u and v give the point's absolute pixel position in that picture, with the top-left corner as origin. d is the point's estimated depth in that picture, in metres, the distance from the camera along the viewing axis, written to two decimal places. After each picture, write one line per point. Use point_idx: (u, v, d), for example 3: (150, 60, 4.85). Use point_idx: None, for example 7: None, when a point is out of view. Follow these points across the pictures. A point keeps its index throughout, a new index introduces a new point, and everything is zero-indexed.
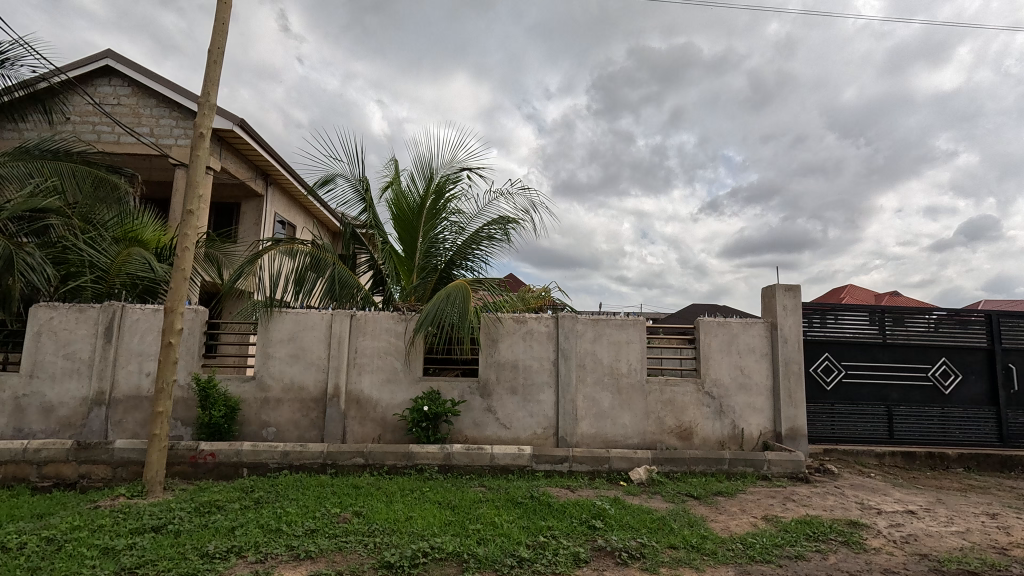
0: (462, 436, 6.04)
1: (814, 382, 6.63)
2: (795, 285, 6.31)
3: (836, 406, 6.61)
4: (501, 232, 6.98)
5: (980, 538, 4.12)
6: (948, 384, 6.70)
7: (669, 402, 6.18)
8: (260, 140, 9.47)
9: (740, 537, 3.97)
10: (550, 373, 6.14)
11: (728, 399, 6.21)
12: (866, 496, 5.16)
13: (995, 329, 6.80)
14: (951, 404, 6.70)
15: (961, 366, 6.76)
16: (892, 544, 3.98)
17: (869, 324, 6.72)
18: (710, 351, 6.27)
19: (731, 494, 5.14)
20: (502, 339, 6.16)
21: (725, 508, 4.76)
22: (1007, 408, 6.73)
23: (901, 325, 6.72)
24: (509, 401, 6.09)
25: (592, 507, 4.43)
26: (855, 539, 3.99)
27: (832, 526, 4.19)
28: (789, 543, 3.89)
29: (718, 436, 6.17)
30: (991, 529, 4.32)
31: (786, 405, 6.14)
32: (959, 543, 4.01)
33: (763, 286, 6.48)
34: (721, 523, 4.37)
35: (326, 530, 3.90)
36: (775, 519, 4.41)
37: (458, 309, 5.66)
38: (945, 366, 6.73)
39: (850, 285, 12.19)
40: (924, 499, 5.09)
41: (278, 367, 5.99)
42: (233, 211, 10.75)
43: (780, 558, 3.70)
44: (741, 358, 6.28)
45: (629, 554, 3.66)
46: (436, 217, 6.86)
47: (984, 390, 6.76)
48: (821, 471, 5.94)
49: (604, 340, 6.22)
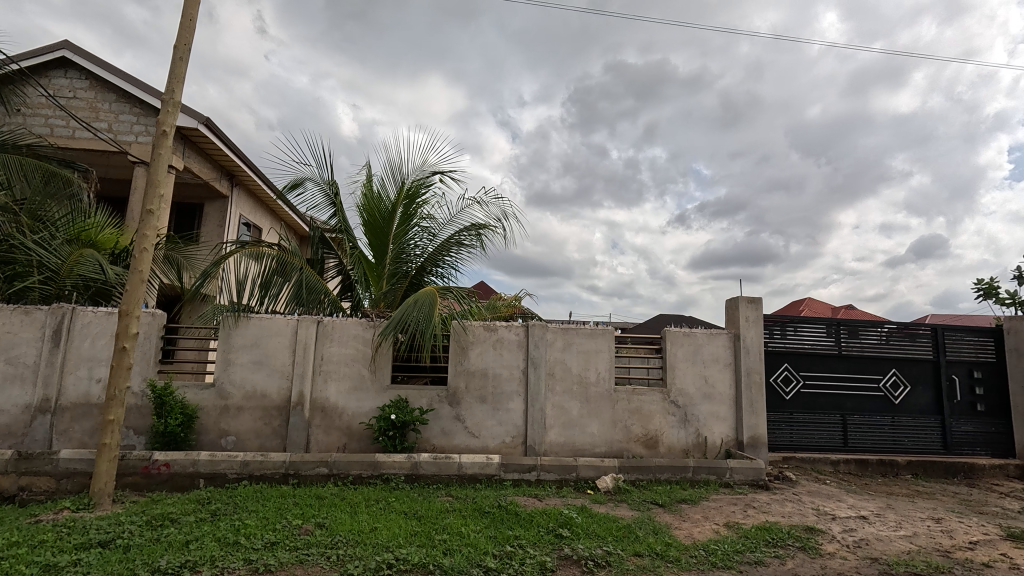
0: (430, 445, 5.98)
1: (774, 392, 6.85)
2: (757, 297, 6.54)
3: (794, 415, 6.84)
4: (472, 239, 6.99)
5: (926, 541, 4.32)
6: (898, 394, 7.03)
7: (636, 411, 6.27)
8: (226, 140, 9.21)
9: (703, 544, 4.05)
10: (520, 382, 6.15)
11: (693, 407, 6.35)
12: (822, 502, 5.34)
13: (940, 342, 7.18)
14: (900, 413, 7.02)
15: (910, 377, 7.11)
16: (845, 548, 4.14)
17: (826, 335, 6.99)
18: (676, 360, 6.40)
19: (694, 501, 5.24)
20: (471, 347, 6.13)
21: (688, 515, 4.85)
22: (951, 417, 7.09)
23: (855, 336, 7.03)
24: (478, 409, 6.06)
25: (559, 516, 4.45)
26: (811, 544, 4.13)
27: (790, 532, 4.33)
28: (749, 549, 3.99)
29: (683, 445, 6.30)
30: (935, 533, 4.54)
31: (747, 414, 6.34)
32: (907, 547, 4.19)
33: (727, 298, 6.69)
34: (685, 530, 4.45)
35: (286, 543, 3.78)
36: (736, 526, 4.52)
37: (424, 313, 5.58)
38: (895, 377, 7.07)
39: (809, 299, 12.67)
40: (875, 505, 5.30)
41: (240, 374, 5.81)
42: (195, 212, 10.40)
43: (741, 564, 3.79)
44: (706, 368, 6.44)
45: (595, 562, 3.69)
46: (408, 222, 6.81)
47: (930, 400, 7.12)
48: (780, 478, 6.11)
49: (573, 349, 6.28)
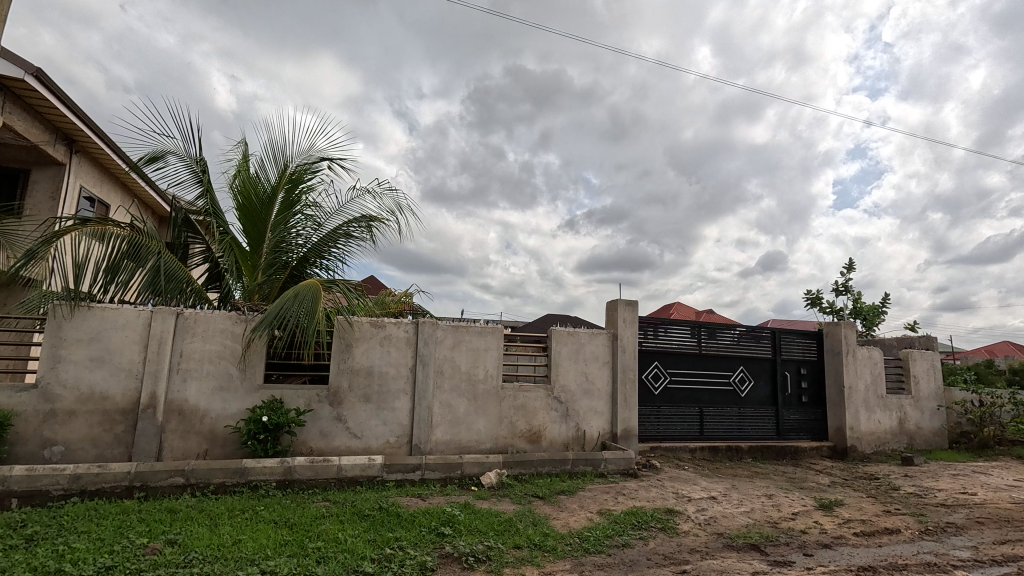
0: (306, 447, 5.62)
1: (644, 387, 7.47)
2: (634, 300, 7.09)
3: (660, 408, 7.52)
4: (362, 231, 6.68)
5: (760, 515, 5.00)
6: (744, 388, 8.06)
7: (522, 407, 6.46)
8: (64, 97, 7.82)
9: (577, 532, 4.29)
10: (407, 379, 6.01)
11: (574, 403, 6.70)
12: (680, 486, 5.94)
13: (777, 343, 8.36)
14: (745, 405, 8.05)
15: (754, 373, 8.18)
16: (698, 526, 4.64)
17: (690, 336, 7.79)
18: (560, 358, 6.71)
19: (571, 492, 5.54)
20: (356, 344, 5.87)
21: (566, 506, 5.11)
22: (783, 407, 8.28)
23: (712, 338, 7.92)
24: (361, 409, 5.82)
25: (442, 514, 4.43)
26: (670, 525, 4.58)
27: (653, 515, 4.75)
28: (618, 533, 4.31)
29: (564, 439, 6.62)
30: (768, 507, 5.28)
31: (621, 408, 6.84)
32: (745, 521, 4.82)
33: (608, 300, 7.16)
34: (562, 520, 4.68)
35: (126, 566, 3.30)
36: (607, 512, 4.86)
37: (306, 308, 5.22)
38: (742, 373, 8.09)
39: (677, 303, 14.02)
40: (722, 486, 6.02)
41: (72, 373, 4.96)
42: (18, 180, 8.70)
43: (610, 548, 4.07)
44: (587, 366, 6.83)
45: (475, 557, 3.73)
46: (290, 209, 6.33)
47: (768, 393, 8.25)
48: (647, 466, 6.68)
49: (462, 347, 6.29)
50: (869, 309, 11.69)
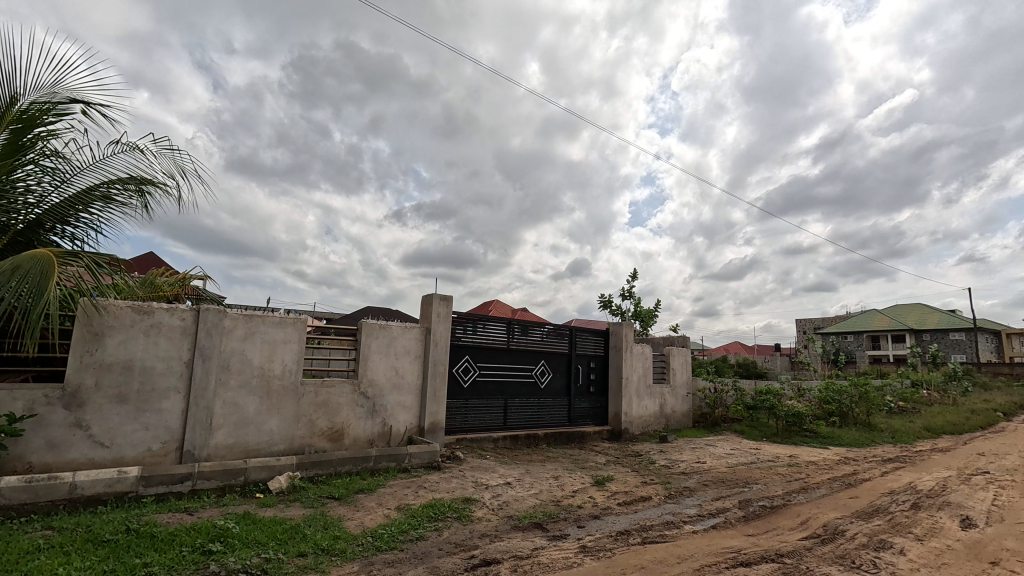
0: (23, 463, 4.37)
1: (454, 381, 7.63)
2: (448, 296, 7.21)
3: (468, 401, 7.77)
4: (128, 194, 5.47)
5: (546, 495, 5.51)
6: (543, 381, 8.83)
7: (323, 404, 6.04)
8: None
9: (370, 531, 4.16)
10: (180, 376, 5.12)
11: (381, 398, 6.53)
12: (479, 475, 6.21)
13: (574, 340, 9.36)
14: (544, 396, 8.82)
15: (552, 367, 9.02)
16: (490, 511, 4.90)
17: (500, 332, 8.21)
18: (370, 352, 6.45)
19: (371, 490, 5.37)
20: (110, 333, 4.79)
21: (363, 505, 4.92)
22: (575, 397, 9.29)
23: (519, 334, 8.50)
24: (112, 412, 4.77)
25: (212, 529, 3.87)
26: (465, 513, 4.74)
27: (450, 505, 4.87)
28: (413, 527, 4.31)
29: (368, 435, 6.39)
30: (553, 488, 5.84)
31: (430, 402, 6.91)
32: (532, 502, 5.25)
33: (423, 294, 7.17)
34: (356, 520, 4.49)
35: None
36: (405, 507, 4.83)
37: (31, 286, 4.05)
38: (543, 367, 8.85)
39: (494, 301, 14.74)
40: (517, 472, 6.48)
41: None
42: None
43: (403, 543, 4.04)
44: (398, 360, 6.72)
45: (248, 573, 3.33)
46: (15, 154, 4.84)
47: (563, 385, 9.17)
48: (451, 458, 6.82)
49: (255, 339, 5.61)
50: (646, 312, 13.84)
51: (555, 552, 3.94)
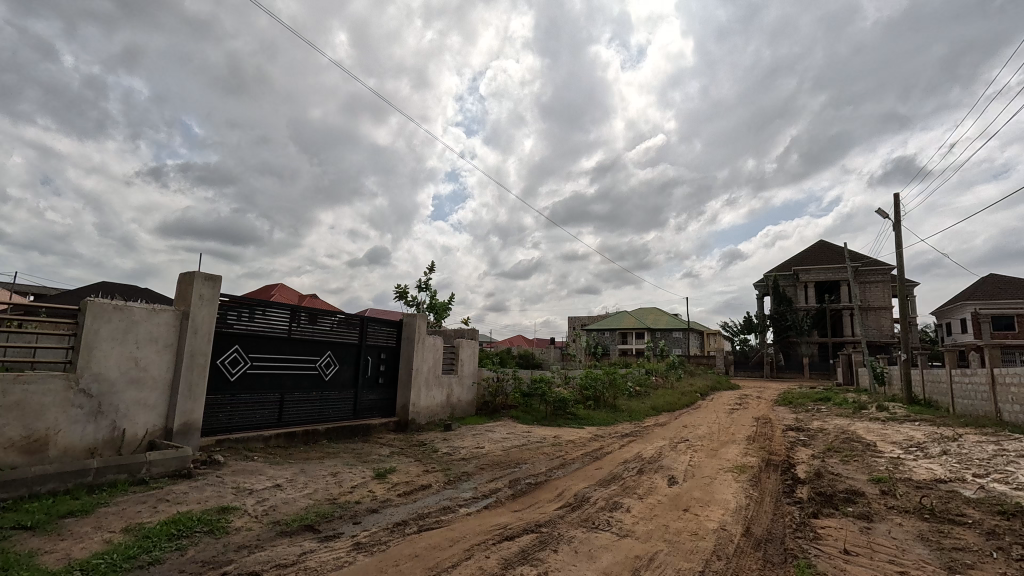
0: None
1: (218, 373, 6.60)
2: (215, 276, 6.31)
3: (235, 396, 6.80)
4: None
5: (321, 494, 5.17)
6: (328, 372, 8.32)
7: (15, 406, 4.56)
8: None
9: (79, 563, 3.30)
10: None
11: (112, 396, 5.27)
12: (243, 479, 5.48)
13: (363, 330, 9.09)
14: (327, 389, 8.30)
15: (338, 358, 8.59)
16: (253, 519, 4.37)
17: (281, 318, 7.52)
18: (98, 339, 5.16)
19: (86, 512, 4.27)
20: None
21: (71, 532, 3.87)
22: (362, 389, 8.96)
23: (303, 323, 7.89)
24: None
25: None
26: (219, 525, 4.13)
27: (199, 518, 4.19)
28: (145, 551, 3.56)
29: (87, 443, 5.06)
30: (330, 485, 5.52)
31: (182, 399, 5.88)
32: (304, 503, 4.87)
33: (181, 272, 6.13)
34: (58, 553, 3.50)
35: None
36: (135, 528, 3.96)
37: None
38: (328, 358, 8.36)
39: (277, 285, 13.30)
40: (290, 472, 5.92)
41: None
42: None
43: (129, 572, 3.30)
44: (139, 349, 5.53)
45: None
46: None
47: (350, 376, 8.78)
48: (208, 463, 5.81)
49: None
50: (440, 305, 14.15)
51: (326, 554, 3.71)
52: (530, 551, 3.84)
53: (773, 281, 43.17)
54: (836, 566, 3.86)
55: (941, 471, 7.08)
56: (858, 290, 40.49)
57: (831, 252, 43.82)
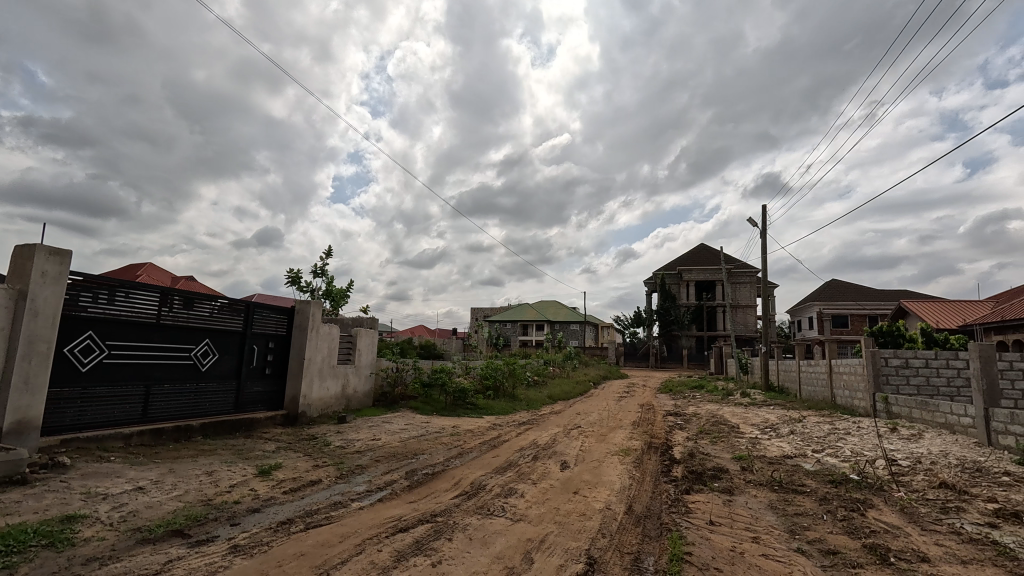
0: None
1: (66, 363, 5.72)
2: (64, 251, 5.45)
3: (88, 389, 5.93)
4: None
5: (193, 496, 4.69)
6: (205, 362, 7.56)
7: None
8: None
9: None
10: None
11: None
12: (95, 483, 4.80)
13: (249, 316, 8.39)
14: (204, 380, 7.54)
15: (219, 346, 7.85)
16: (107, 527, 3.85)
17: (149, 302, 6.71)
18: None
19: None
20: None
21: None
22: (246, 381, 8.27)
23: (176, 307, 7.09)
24: None
25: None
26: (63, 537, 3.58)
27: (37, 531, 3.60)
28: None
29: None
30: (204, 485, 5.03)
31: (16, 393, 5.01)
32: (173, 507, 4.39)
33: (17, 244, 5.20)
34: None
35: None
36: None
37: None
38: (206, 346, 7.60)
39: None
40: (156, 473, 5.30)
41: None
42: None
43: None
44: None
45: None
46: None
47: (232, 367, 8.06)
48: (49, 466, 5.00)
49: None
50: (337, 292, 13.46)
51: (197, 560, 3.39)
52: (425, 541, 3.81)
53: (660, 279, 46.77)
54: (702, 535, 4.31)
55: (787, 448, 8.18)
56: (730, 290, 45.26)
57: (709, 255, 48.45)
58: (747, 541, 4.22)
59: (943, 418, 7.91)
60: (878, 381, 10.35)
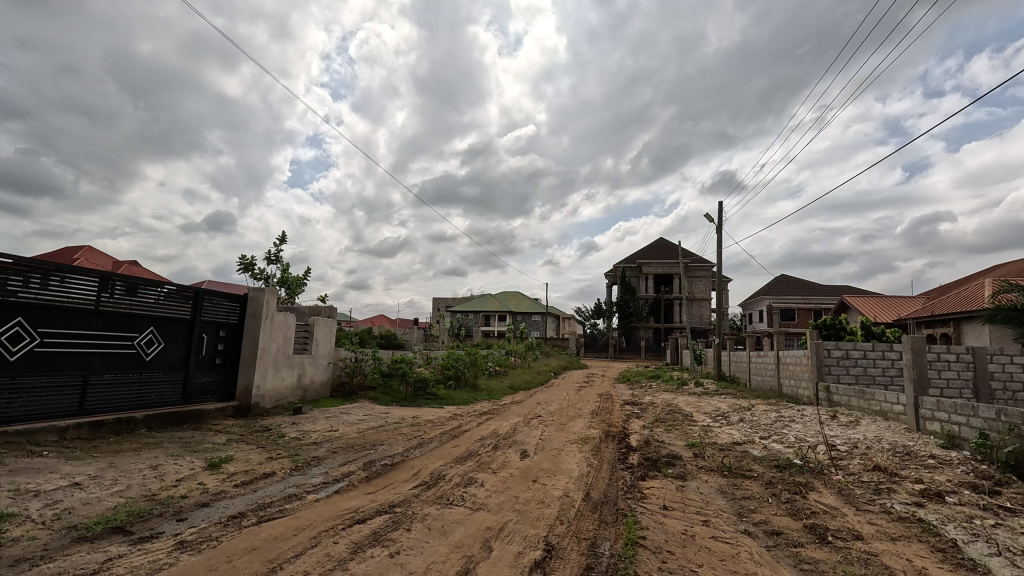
0: None
1: None
2: None
3: (17, 379, 5.53)
4: None
5: (136, 491, 4.47)
6: (150, 351, 7.18)
7: None
8: None
9: None
10: None
11: None
12: (25, 480, 4.50)
13: (198, 304, 8.02)
14: (149, 370, 7.16)
15: (164, 335, 7.47)
16: (39, 526, 3.62)
17: (88, 288, 6.31)
18: None
19: None
20: None
21: None
22: (194, 370, 7.91)
23: (117, 293, 6.69)
24: None
25: None
26: None
27: None
28: None
29: None
30: (148, 480, 4.79)
31: None
32: (113, 503, 4.16)
33: None
34: None
35: None
36: None
37: None
38: (151, 334, 7.21)
39: None
40: (94, 468, 5.01)
41: None
42: None
43: None
44: None
45: None
46: None
47: (179, 356, 7.70)
48: None
49: None
50: (294, 279, 13.04)
51: (139, 557, 3.22)
52: (382, 533, 3.77)
53: (621, 271, 47.70)
54: (656, 519, 4.44)
55: (737, 435, 8.53)
56: (687, 283, 46.63)
57: (668, 249, 49.72)
58: (697, 524, 4.38)
59: (879, 405, 8.43)
60: (821, 371, 11.00)
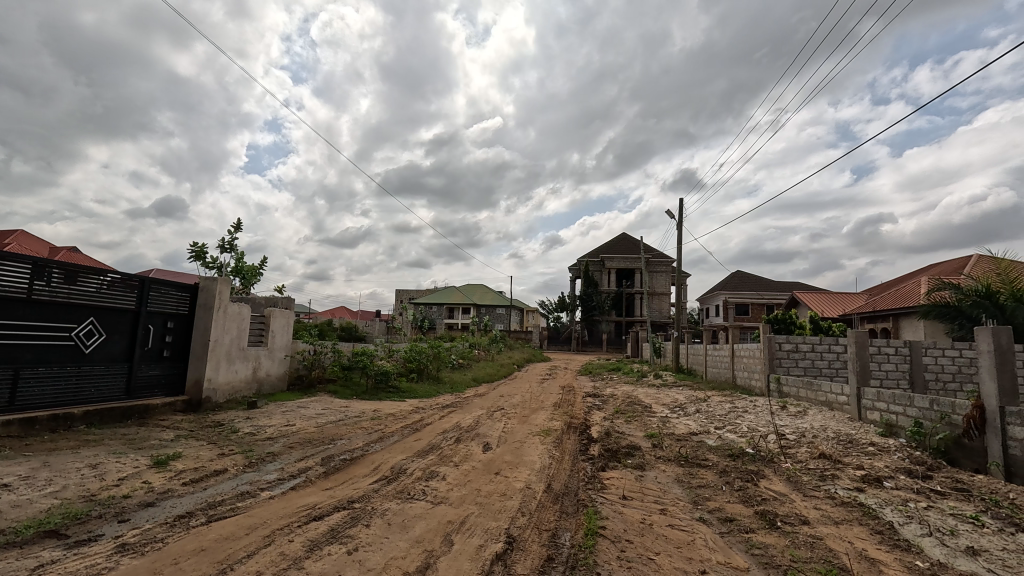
0: None
1: None
2: None
3: None
4: None
5: (73, 491, 4.21)
6: (89, 343, 6.76)
7: None
8: None
9: None
10: None
11: None
12: None
13: (144, 294, 7.61)
14: (89, 363, 6.75)
15: (106, 326, 7.05)
16: None
17: (20, 275, 5.87)
18: None
19: None
20: None
21: None
22: (139, 363, 7.51)
23: (53, 281, 6.26)
24: None
25: None
26: None
27: None
28: None
29: None
30: (87, 480, 4.52)
31: None
32: (47, 505, 3.90)
33: None
34: None
35: None
36: None
37: None
38: (91, 325, 6.79)
39: None
40: (26, 468, 4.68)
41: None
42: None
43: None
44: None
45: None
46: None
47: (122, 349, 7.29)
48: None
49: None
50: (249, 269, 12.54)
51: (75, 562, 3.04)
52: (340, 529, 3.68)
53: (584, 265, 48.24)
54: (615, 509, 4.52)
55: (693, 426, 8.80)
56: (648, 278, 47.66)
57: (631, 244, 50.62)
58: (655, 512, 4.50)
59: (825, 396, 8.86)
60: (772, 363, 11.45)
